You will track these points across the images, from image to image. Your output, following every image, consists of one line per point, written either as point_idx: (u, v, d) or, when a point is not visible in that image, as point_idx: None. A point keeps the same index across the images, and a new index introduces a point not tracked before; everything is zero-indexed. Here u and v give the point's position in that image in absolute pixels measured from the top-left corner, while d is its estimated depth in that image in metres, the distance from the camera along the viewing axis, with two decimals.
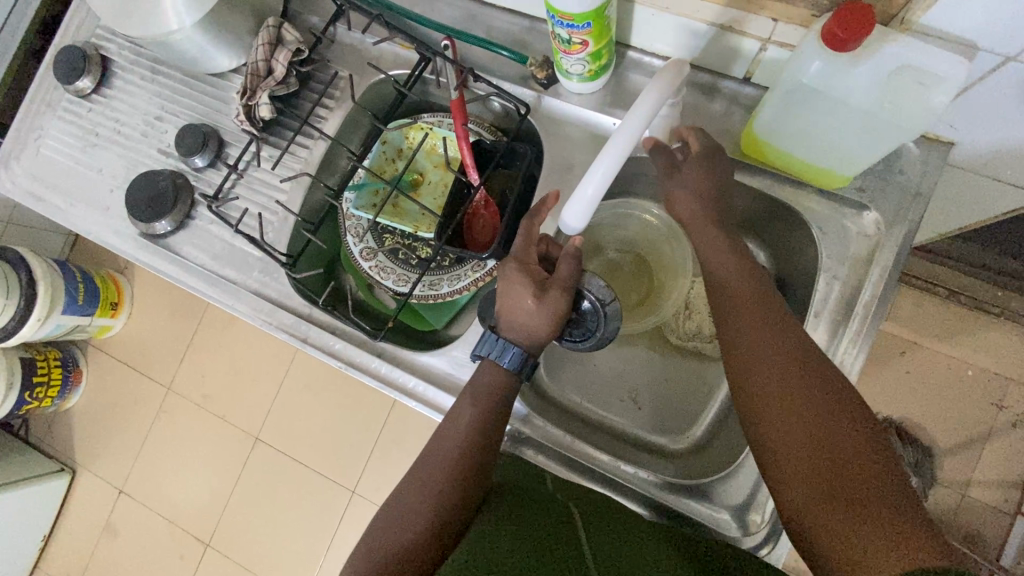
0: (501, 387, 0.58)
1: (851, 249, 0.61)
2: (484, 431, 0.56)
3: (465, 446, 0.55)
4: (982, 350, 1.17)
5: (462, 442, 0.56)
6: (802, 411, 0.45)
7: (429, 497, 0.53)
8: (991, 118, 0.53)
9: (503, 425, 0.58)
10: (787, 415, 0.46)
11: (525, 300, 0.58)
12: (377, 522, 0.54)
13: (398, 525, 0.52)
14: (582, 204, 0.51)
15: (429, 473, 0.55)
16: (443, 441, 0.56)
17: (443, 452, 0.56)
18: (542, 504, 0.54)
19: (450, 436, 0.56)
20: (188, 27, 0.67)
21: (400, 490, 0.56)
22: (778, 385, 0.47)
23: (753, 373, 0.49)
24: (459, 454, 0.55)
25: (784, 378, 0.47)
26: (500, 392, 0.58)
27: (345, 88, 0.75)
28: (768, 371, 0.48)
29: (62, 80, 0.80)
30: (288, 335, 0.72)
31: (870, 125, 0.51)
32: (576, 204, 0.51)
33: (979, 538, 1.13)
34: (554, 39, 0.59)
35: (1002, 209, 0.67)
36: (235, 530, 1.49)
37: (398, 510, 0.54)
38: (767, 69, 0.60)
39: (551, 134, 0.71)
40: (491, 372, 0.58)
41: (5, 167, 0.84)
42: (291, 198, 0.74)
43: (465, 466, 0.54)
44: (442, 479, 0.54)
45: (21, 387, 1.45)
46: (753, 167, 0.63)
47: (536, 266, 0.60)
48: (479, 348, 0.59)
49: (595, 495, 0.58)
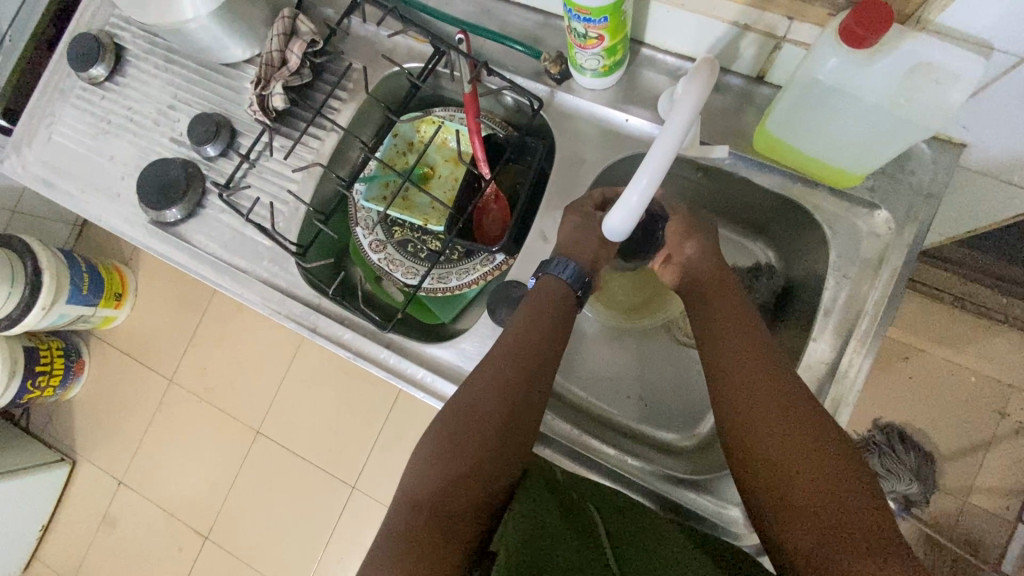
0: (561, 298, 0.61)
1: (862, 248, 0.61)
2: (549, 336, 0.57)
3: (528, 341, 0.56)
4: (985, 357, 1.17)
5: (525, 337, 0.57)
6: (774, 412, 0.50)
7: (496, 398, 0.53)
8: (1003, 120, 0.53)
9: (563, 318, 0.60)
10: (775, 430, 0.49)
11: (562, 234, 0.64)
12: (440, 427, 0.53)
13: (465, 431, 0.52)
14: (629, 208, 0.50)
15: (495, 368, 0.55)
16: (501, 347, 0.57)
17: (506, 351, 0.56)
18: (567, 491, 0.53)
19: (512, 335, 0.57)
20: (204, 16, 0.68)
21: (460, 397, 0.55)
22: (761, 395, 0.51)
23: (740, 390, 0.53)
24: (527, 355, 0.56)
25: (767, 395, 0.51)
26: (560, 303, 0.60)
27: (358, 80, 0.75)
28: (753, 388, 0.52)
29: (76, 67, 0.81)
30: (297, 325, 0.72)
31: (887, 123, 0.51)
32: (624, 208, 0.50)
33: (979, 545, 1.13)
34: (570, 34, 0.60)
35: (1011, 213, 0.67)
36: (235, 523, 1.49)
37: (469, 404, 0.54)
38: (781, 67, 0.60)
39: (564, 129, 0.71)
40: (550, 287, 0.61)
41: (17, 152, 0.84)
42: (303, 188, 0.74)
43: (530, 369, 0.55)
44: (510, 383, 0.54)
45: (24, 375, 1.45)
46: (766, 164, 0.63)
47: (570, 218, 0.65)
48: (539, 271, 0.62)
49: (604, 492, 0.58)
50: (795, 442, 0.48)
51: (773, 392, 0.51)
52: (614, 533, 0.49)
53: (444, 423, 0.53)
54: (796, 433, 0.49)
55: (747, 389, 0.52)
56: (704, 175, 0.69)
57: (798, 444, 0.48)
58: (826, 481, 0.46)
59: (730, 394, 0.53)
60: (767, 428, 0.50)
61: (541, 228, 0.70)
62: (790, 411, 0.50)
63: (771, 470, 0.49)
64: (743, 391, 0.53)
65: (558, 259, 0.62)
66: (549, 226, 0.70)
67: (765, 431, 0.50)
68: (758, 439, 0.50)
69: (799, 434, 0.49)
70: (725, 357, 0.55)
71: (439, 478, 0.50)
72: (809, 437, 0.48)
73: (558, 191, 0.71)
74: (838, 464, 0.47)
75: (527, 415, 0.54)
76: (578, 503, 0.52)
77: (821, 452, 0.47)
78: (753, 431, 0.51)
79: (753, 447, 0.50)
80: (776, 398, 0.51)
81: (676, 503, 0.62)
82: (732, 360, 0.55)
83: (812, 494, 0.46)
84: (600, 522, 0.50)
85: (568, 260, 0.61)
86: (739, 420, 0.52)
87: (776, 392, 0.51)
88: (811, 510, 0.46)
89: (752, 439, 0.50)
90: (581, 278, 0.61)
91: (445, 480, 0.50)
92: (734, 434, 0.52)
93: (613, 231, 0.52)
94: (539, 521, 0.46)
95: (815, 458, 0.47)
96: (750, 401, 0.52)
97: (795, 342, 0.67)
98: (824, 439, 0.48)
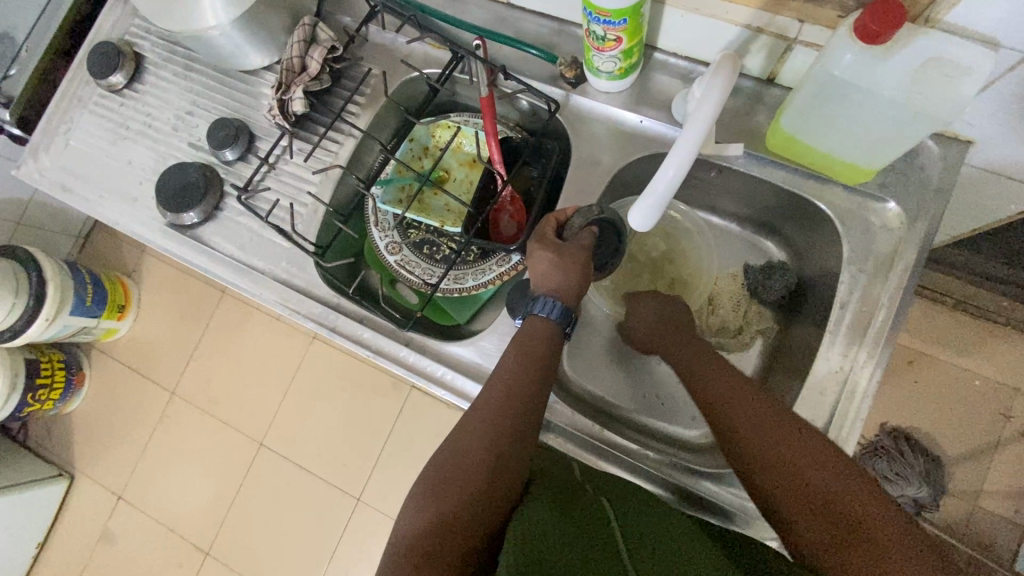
0: (546, 337, 0.62)
1: (876, 243, 0.63)
2: (536, 376, 0.59)
3: (513, 383, 0.58)
4: (989, 361, 1.18)
5: (512, 380, 0.58)
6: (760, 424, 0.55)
7: (486, 439, 0.55)
8: (1008, 116, 0.55)
9: (547, 361, 0.60)
10: (766, 439, 0.54)
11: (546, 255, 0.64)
12: (430, 471, 0.55)
13: (456, 472, 0.54)
14: (652, 204, 0.52)
15: (484, 410, 0.57)
16: (490, 390, 0.58)
17: (494, 394, 0.58)
18: (577, 499, 0.54)
19: (500, 378, 0.59)
20: (226, 24, 0.70)
21: (450, 443, 0.57)
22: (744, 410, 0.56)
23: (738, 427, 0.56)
24: (516, 396, 0.58)
25: (751, 411, 0.56)
26: (548, 343, 0.61)
27: (376, 85, 0.77)
28: (752, 420, 0.56)
29: (96, 75, 0.82)
30: (316, 325, 0.72)
31: (897, 119, 0.52)
32: (645, 206, 0.53)
33: (991, 548, 1.13)
34: (588, 37, 0.61)
35: (1015, 208, 0.69)
36: (237, 539, 1.46)
37: (459, 447, 0.56)
38: (792, 69, 0.63)
39: (578, 131, 0.72)
40: (535, 327, 0.62)
41: (33, 157, 0.85)
42: (322, 190, 0.75)
43: (519, 410, 0.57)
44: (498, 425, 0.56)
45: (24, 388, 1.43)
46: (779, 163, 0.65)
47: (552, 237, 0.65)
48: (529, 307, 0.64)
49: (624, 488, 0.59)
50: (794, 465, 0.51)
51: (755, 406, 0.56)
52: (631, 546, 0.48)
53: (436, 468, 0.55)
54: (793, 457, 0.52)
55: (731, 408, 0.57)
56: (716, 174, 0.71)
57: (794, 460, 0.51)
58: (829, 499, 0.49)
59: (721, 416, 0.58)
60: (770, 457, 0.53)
61: None
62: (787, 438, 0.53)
63: (771, 475, 0.52)
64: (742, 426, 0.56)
65: (544, 299, 0.63)
66: None
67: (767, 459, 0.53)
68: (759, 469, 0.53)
69: (797, 458, 0.52)
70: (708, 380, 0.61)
71: (431, 520, 0.50)
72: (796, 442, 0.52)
73: (574, 192, 0.72)
74: (836, 481, 0.49)
75: (516, 455, 0.55)
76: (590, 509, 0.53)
77: (812, 464, 0.51)
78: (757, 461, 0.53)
79: (761, 476, 0.53)
80: (770, 428, 0.54)
81: (692, 492, 0.63)
82: (727, 401, 0.58)
83: (819, 515, 0.49)
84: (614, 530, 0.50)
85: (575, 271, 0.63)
86: (742, 454, 0.55)
87: (771, 422, 0.55)
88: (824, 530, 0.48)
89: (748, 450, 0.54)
90: (568, 315, 0.62)
91: (435, 520, 0.50)
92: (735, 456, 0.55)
93: (640, 222, 0.55)
94: (544, 534, 0.47)
95: (816, 478, 0.50)
96: (747, 436, 0.55)
97: (812, 337, 0.68)
98: (811, 448, 0.52)
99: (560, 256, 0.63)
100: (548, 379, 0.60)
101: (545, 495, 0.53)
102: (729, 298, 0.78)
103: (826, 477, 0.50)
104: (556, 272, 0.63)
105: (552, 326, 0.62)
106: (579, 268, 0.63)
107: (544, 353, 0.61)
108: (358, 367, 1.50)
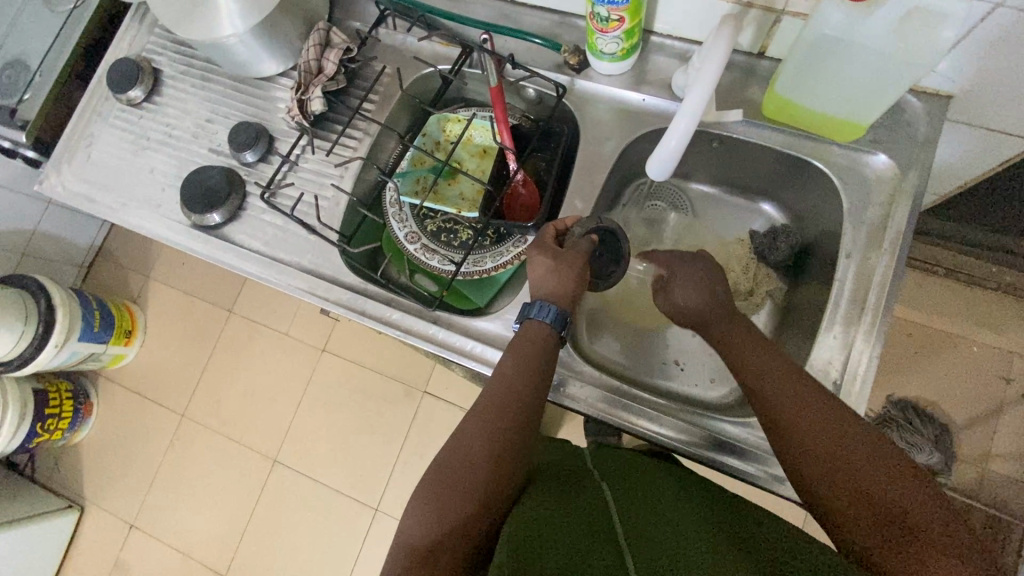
0: (547, 341, 0.62)
1: (872, 194, 0.67)
2: (534, 375, 0.60)
3: (511, 383, 0.59)
4: (984, 326, 1.22)
5: (509, 382, 0.59)
6: (799, 399, 0.55)
7: (484, 439, 0.56)
8: (981, 68, 0.60)
9: (547, 364, 0.61)
10: (807, 415, 0.54)
11: (545, 261, 0.65)
12: (430, 473, 0.56)
13: (458, 470, 0.54)
14: (667, 155, 0.62)
15: (483, 410, 0.58)
16: (491, 389, 0.59)
17: (492, 395, 0.59)
18: (577, 493, 0.56)
19: (499, 379, 0.60)
20: (243, 31, 0.73)
21: (451, 443, 0.57)
22: (785, 385, 0.57)
23: (783, 426, 0.55)
24: (513, 396, 0.58)
25: (792, 387, 0.56)
26: (546, 346, 0.62)
27: (389, 83, 0.81)
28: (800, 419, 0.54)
29: (115, 90, 0.85)
30: (344, 309, 0.74)
31: (885, 71, 0.57)
32: (662, 156, 0.62)
33: (1008, 510, 1.14)
34: (592, 20, 0.66)
35: (996, 159, 0.74)
36: (256, 559, 1.44)
37: (460, 446, 0.56)
38: (782, 41, 0.67)
39: (584, 114, 0.77)
40: (534, 330, 0.63)
41: (56, 171, 0.87)
42: (343, 182, 0.79)
43: (516, 413, 0.57)
44: (496, 427, 0.57)
45: (32, 418, 1.42)
46: (776, 127, 0.70)
47: (552, 245, 0.67)
48: (524, 311, 0.64)
49: (630, 471, 0.62)
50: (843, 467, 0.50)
51: (796, 381, 0.57)
52: (631, 529, 0.49)
53: (439, 467, 0.56)
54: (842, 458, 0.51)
55: (770, 382, 0.58)
56: (718, 145, 0.75)
57: (833, 435, 0.52)
58: (865, 479, 0.49)
59: (763, 390, 0.58)
60: (817, 461, 0.52)
61: (572, 204, 0.75)
62: (836, 440, 0.52)
63: (811, 449, 0.52)
64: (778, 407, 0.56)
65: (541, 303, 0.63)
66: (576, 200, 0.75)
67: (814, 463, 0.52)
68: (808, 468, 0.52)
69: (850, 460, 0.50)
70: (747, 356, 0.62)
71: (435, 520, 0.51)
72: (835, 418, 0.53)
73: (584, 169, 0.76)
74: (889, 485, 0.48)
75: (517, 453, 0.56)
76: (590, 500, 0.54)
77: (851, 441, 0.51)
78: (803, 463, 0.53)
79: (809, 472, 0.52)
80: (820, 428, 0.53)
81: (720, 438, 0.65)
82: (765, 380, 0.58)
83: (856, 495, 0.49)
84: (614, 517, 0.51)
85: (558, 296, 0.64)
86: (791, 445, 0.54)
87: (825, 419, 0.53)
88: (854, 513, 0.49)
89: (789, 425, 0.54)
90: (563, 319, 0.63)
91: (436, 522, 0.51)
92: (775, 430, 0.55)
93: (655, 174, 0.65)
94: (540, 524, 0.48)
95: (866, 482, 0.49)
96: (787, 414, 0.55)
97: (821, 290, 0.72)
98: (847, 426, 0.52)
99: (557, 262, 0.65)
100: (544, 379, 0.60)
101: (544, 488, 0.56)
102: (741, 259, 0.82)
103: (876, 482, 0.49)
104: (553, 278, 0.65)
105: (549, 330, 0.62)
106: (577, 273, 0.65)
107: (541, 357, 0.61)
108: (368, 376, 1.50)
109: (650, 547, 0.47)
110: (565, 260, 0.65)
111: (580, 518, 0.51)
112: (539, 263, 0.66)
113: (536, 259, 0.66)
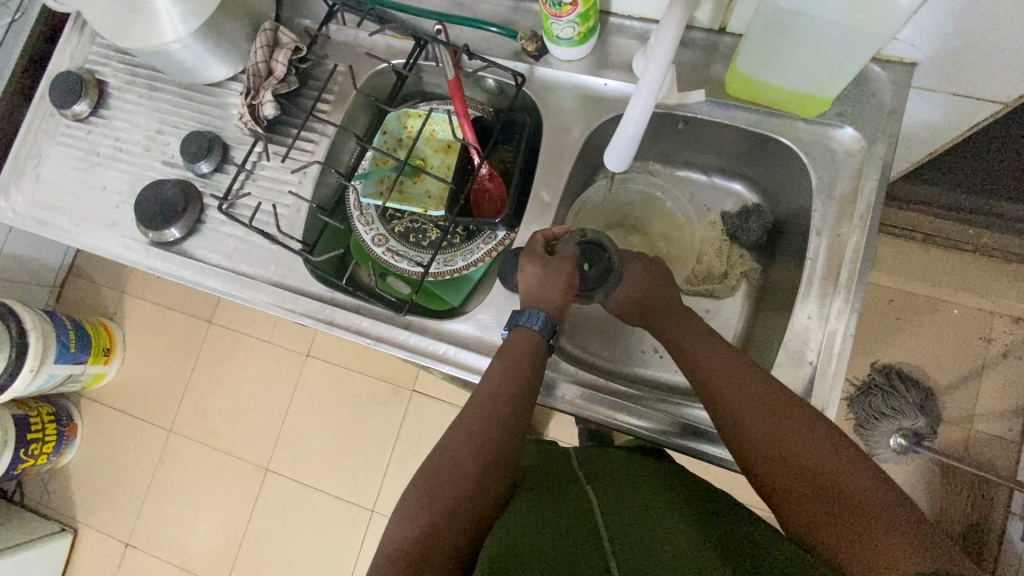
0: (533, 351, 0.61)
1: (841, 169, 0.66)
2: (524, 385, 0.59)
3: (501, 392, 0.58)
4: (963, 289, 1.23)
5: (500, 392, 0.58)
6: (756, 403, 0.54)
7: (473, 448, 0.54)
8: (943, 33, 0.59)
9: (536, 374, 0.60)
10: (767, 419, 0.52)
11: (533, 268, 0.63)
12: (418, 475, 0.54)
13: (445, 476, 0.53)
14: (623, 142, 0.61)
15: (472, 416, 0.57)
16: (481, 397, 0.58)
17: (481, 402, 0.57)
18: (562, 499, 0.55)
19: (488, 388, 0.58)
20: (184, 35, 0.69)
21: (439, 448, 0.56)
22: (742, 388, 0.55)
23: (721, 407, 0.55)
24: (503, 406, 0.57)
25: (747, 391, 0.55)
26: (535, 354, 0.61)
27: (344, 82, 0.78)
28: (732, 395, 0.55)
29: (59, 105, 0.81)
30: (312, 320, 0.72)
31: (847, 42, 0.55)
32: (618, 145, 0.62)
33: (991, 469, 1.16)
34: (544, 4, 0.64)
35: (964, 124, 0.73)
36: (256, 568, 1.43)
37: (449, 452, 0.55)
38: (741, 15, 0.65)
39: (546, 103, 0.75)
40: (525, 337, 0.61)
41: (6, 195, 0.84)
42: (302, 188, 0.76)
43: (503, 426, 0.57)
44: (485, 435, 0.55)
45: (15, 444, 1.39)
46: (741, 105, 0.68)
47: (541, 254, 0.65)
48: (515, 318, 0.63)
49: (614, 476, 0.61)
50: (773, 438, 0.51)
51: (751, 383, 0.55)
52: (618, 535, 0.48)
53: (427, 470, 0.54)
54: (780, 432, 0.51)
55: (726, 386, 0.56)
56: (683, 126, 0.74)
57: (792, 437, 0.51)
58: (831, 481, 0.48)
59: (719, 394, 0.56)
60: (757, 439, 0.52)
61: (539, 196, 0.73)
62: (772, 416, 0.52)
63: (771, 453, 0.51)
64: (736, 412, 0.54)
65: (529, 310, 0.62)
66: (543, 193, 0.73)
67: (755, 444, 0.52)
68: (773, 473, 0.50)
69: (811, 462, 0.49)
70: (701, 357, 0.60)
71: (422, 523, 0.49)
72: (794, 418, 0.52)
73: (549, 160, 0.74)
74: (855, 483, 0.47)
75: (505, 463, 0.55)
76: (577, 507, 0.53)
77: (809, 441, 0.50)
78: (745, 445, 0.53)
79: (773, 477, 0.50)
80: (772, 420, 0.52)
81: (694, 425, 0.65)
82: (718, 383, 0.57)
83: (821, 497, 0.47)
84: (601, 522, 0.50)
85: (545, 298, 0.63)
86: (752, 451, 0.52)
87: (784, 421, 0.52)
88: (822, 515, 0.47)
89: (750, 433, 0.53)
90: (552, 327, 0.62)
91: (422, 523, 0.50)
92: (736, 437, 0.54)
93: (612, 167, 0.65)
94: (525, 531, 0.47)
95: (802, 459, 0.49)
96: (743, 419, 0.53)
97: (795, 268, 0.71)
98: (804, 426, 0.51)
99: (545, 270, 0.63)
100: (535, 393, 0.60)
101: (530, 496, 0.55)
102: (715, 245, 0.81)
103: (814, 456, 0.49)
104: (544, 285, 0.63)
105: (537, 337, 0.61)
106: (564, 280, 0.63)
107: (533, 366, 0.60)
108: (354, 379, 1.49)
109: (642, 552, 0.46)
110: (542, 272, 0.63)
111: (563, 525, 0.49)
112: (530, 274, 0.64)
113: (524, 267, 0.64)
